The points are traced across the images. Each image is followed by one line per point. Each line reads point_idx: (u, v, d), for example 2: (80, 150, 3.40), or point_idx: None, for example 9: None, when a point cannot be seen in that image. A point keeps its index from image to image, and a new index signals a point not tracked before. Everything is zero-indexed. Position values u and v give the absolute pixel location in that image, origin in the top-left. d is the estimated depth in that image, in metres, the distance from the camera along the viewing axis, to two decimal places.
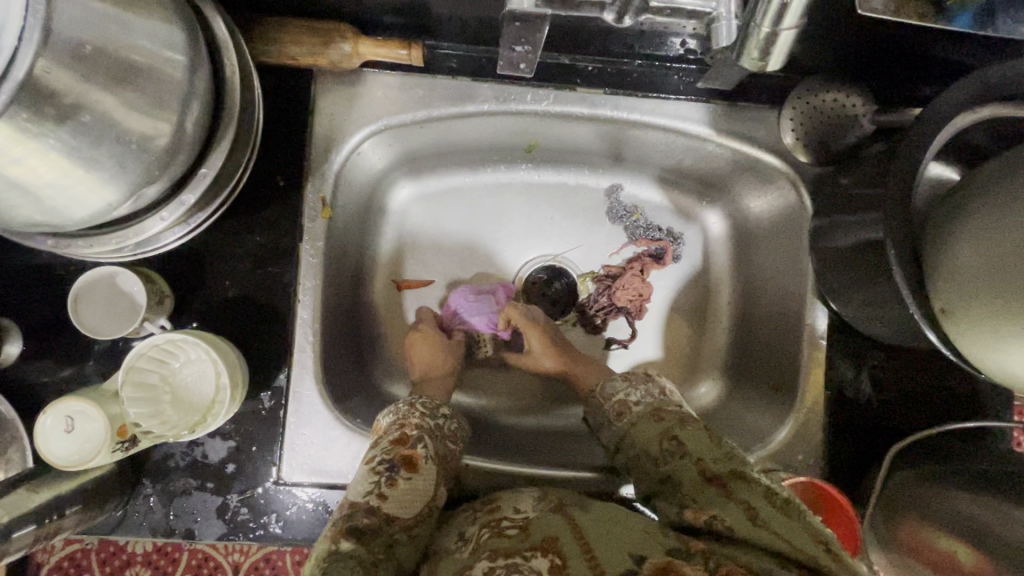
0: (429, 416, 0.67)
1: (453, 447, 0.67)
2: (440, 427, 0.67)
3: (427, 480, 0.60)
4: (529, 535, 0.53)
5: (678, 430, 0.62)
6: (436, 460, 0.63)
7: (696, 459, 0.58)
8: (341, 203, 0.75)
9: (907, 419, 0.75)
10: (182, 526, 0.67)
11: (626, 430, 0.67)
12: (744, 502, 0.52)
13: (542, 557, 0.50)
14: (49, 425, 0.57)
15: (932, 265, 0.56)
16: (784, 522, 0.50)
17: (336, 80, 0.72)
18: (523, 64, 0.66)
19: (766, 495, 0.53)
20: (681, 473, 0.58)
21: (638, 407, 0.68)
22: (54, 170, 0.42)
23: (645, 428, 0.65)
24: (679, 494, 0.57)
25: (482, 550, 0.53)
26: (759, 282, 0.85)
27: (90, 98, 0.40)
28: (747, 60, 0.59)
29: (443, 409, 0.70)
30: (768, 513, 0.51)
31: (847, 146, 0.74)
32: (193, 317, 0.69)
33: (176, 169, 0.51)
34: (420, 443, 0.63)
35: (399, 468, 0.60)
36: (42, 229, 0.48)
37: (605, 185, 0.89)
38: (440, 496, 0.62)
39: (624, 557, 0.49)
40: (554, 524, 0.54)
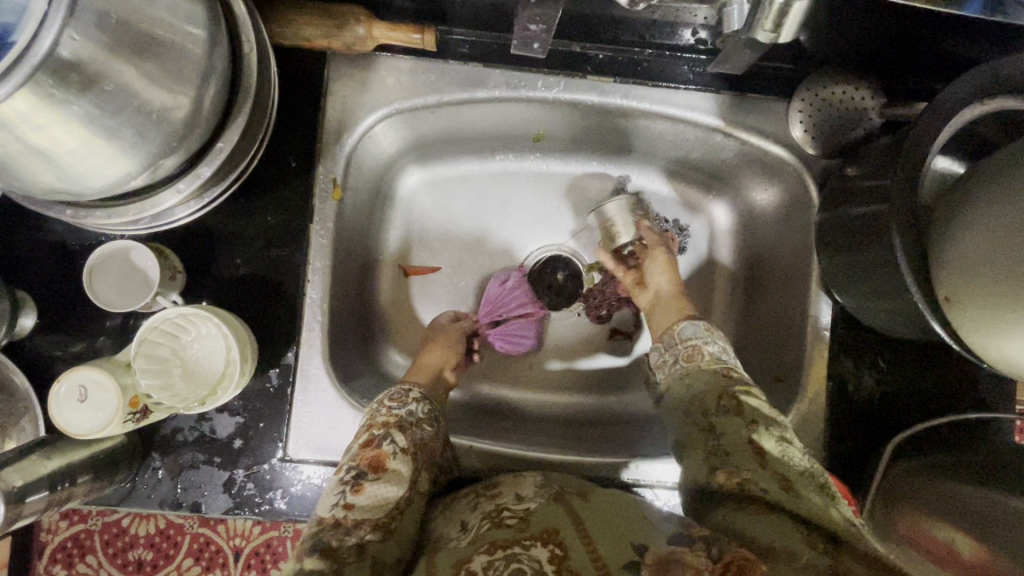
0: (398, 407, 0.66)
1: (429, 429, 0.67)
2: (409, 415, 0.66)
3: (398, 474, 0.61)
4: (529, 525, 0.54)
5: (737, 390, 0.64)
6: (407, 451, 0.63)
7: (749, 420, 0.61)
8: (351, 185, 0.76)
9: (907, 412, 0.75)
10: (189, 499, 0.68)
11: (687, 373, 0.69)
12: (781, 475, 0.56)
13: (542, 547, 0.51)
14: (62, 394, 0.58)
15: (941, 254, 0.56)
16: (813, 500, 0.53)
17: (349, 63, 0.73)
18: (536, 43, 0.67)
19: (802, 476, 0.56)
20: (729, 430, 0.61)
21: (708, 361, 0.69)
22: (76, 139, 0.42)
23: (704, 374, 0.68)
24: (712, 448, 0.60)
25: (479, 542, 0.54)
26: (763, 275, 0.86)
27: (111, 68, 0.41)
28: (760, 34, 0.57)
29: (413, 395, 0.69)
30: (805, 489, 0.54)
31: (854, 139, 0.75)
32: (204, 295, 0.70)
33: (193, 142, 0.51)
34: (384, 440, 0.62)
35: (366, 472, 0.60)
36: (60, 197, 0.48)
37: (612, 176, 0.90)
38: (421, 483, 0.63)
39: (625, 548, 0.50)
40: (554, 516, 0.55)
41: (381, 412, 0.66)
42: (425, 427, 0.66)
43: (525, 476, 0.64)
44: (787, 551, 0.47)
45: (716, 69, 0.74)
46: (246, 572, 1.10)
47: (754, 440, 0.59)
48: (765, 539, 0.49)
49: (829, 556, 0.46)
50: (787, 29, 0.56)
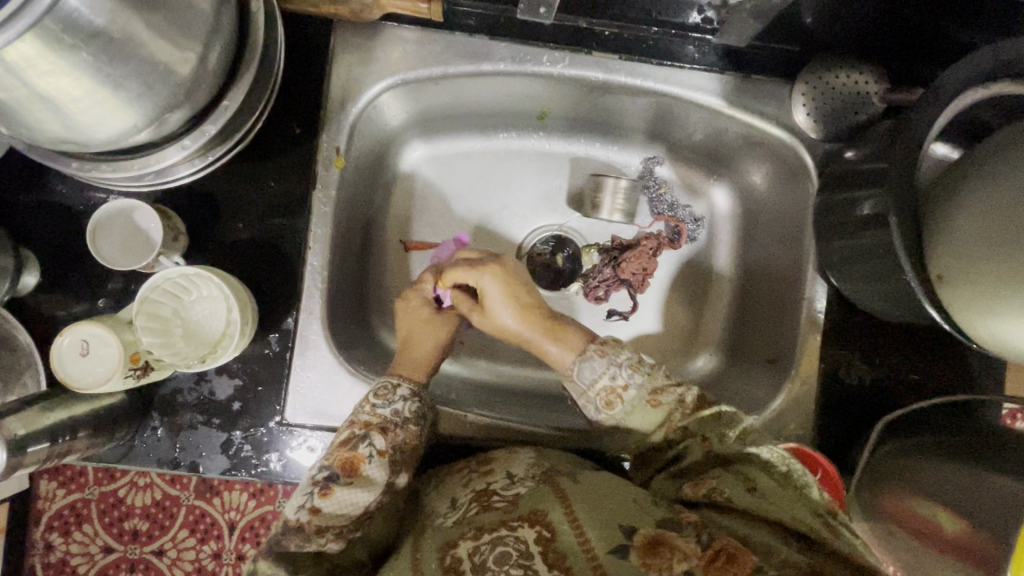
0: (384, 406, 0.65)
1: (416, 429, 0.66)
2: (394, 414, 0.65)
3: (374, 478, 0.61)
4: (516, 509, 0.56)
5: (681, 419, 0.64)
6: (383, 455, 0.62)
7: (703, 438, 0.62)
8: (355, 154, 0.76)
9: (896, 399, 0.76)
10: (187, 459, 0.69)
11: (622, 417, 0.66)
12: (744, 475, 0.57)
13: (528, 528, 0.53)
14: (65, 348, 0.59)
15: (937, 234, 0.56)
16: (785, 496, 0.54)
17: (355, 31, 0.73)
18: (543, 9, 0.70)
19: (768, 472, 0.57)
20: (689, 452, 0.62)
21: (629, 393, 0.65)
22: (83, 86, 0.43)
23: (646, 412, 0.65)
24: (679, 476, 0.61)
25: (466, 525, 0.57)
26: (760, 259, 0.87)
27: (121, 16, 0.41)
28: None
29: (400, 390, 0.67)
30: (768, 486, 0.55)
31: (857, 123, 0.75)
32: (207, 259, 0.70)
33: (199, 97, 0.52)
34: (362, 443, 0.62)
35: (338, 474, 0.60)
36: (66, 147, 0.49)
37: (614, 157, 0.91)
38: (401, 483, 0.63)
39: (614, 531, 0.51)
40: (541, 498, 0.56)
41: (366, 410, 0.65)
42: (408, 429, 0.64)
43: (517, 454, 0.67)
44: (766, 550, 0.49)
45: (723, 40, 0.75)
46: (239, 545, 1.11)
47: (709, 453, 0.61)
48: (740, 532, 0.51)
49: (807, 553, 0.49)
50: None
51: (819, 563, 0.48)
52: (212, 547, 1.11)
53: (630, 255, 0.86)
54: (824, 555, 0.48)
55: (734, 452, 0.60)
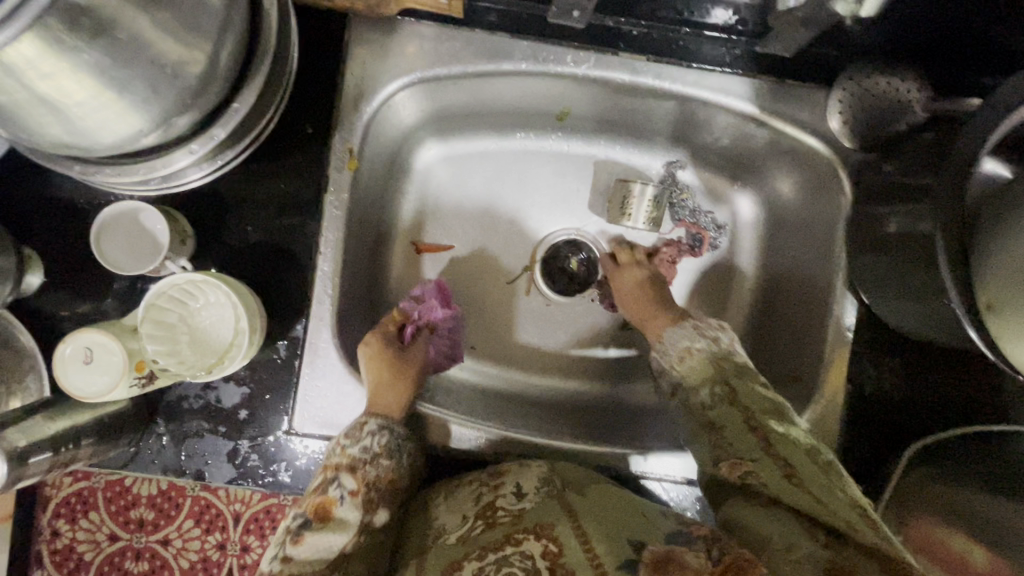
0: (352, 445, 0.64)
1: (388, 463, 0.64)
2: (364, 452, 0.63)
3: (347, 519, 0.60)
4: (522, 520, 0.57)
5: (735, 381, 0.64)
6: (355, 494, 0.61)
7: (746, 409, 0.62)
8: (368, 155, 0.73)
9: (925, 421, 0.73)
10: (193, 467, 0.68)
11: (687, 375, 0.68)
12: (785, 461, 0.56)
13: (534, 541, 0.54)
14: (69, 356, 0.57)
15: (988, 258, 0.53)
16: (823, 484, 0.53)
17: (371, 26, 0.70)
18: (575, 13, 0.68)
19: (808, 455, 0.57)
20: (730, 420, 0.62)
21: (699, 356, 0.68)
22: (85, 90, 0.40)
23: (705, 372, 0.67)
24: (721, 444, 0.61)
25: (469, 544, 0.57)
26: (784, 270, 0.84)
27: (126, 15, 0.38)
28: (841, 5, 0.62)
29: (368, 426, 0.65)
30: (808, 472, 0.55)
31: (895, 132, 0.70)
32: (214, 262, 0.68)
33: (208, 99, 0.49)
34: (332, 485, 0.61)
35: (310, 520, 0.59)
36: (68, 151, 0.46)
37: (635, 161, 0.88)
38: (378, 520, 0.62)
39: (624, 548, 0.51)
40: (548, 512, 0.57)
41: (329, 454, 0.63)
42: (381, 464, 0.63)
43: (529, 466, 0.66)
44: (787, 546, 0.49)
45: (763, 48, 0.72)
46: (244, 537, 1.10)
47: (756, 429, 0.60)
48: (763, 535, 0.51)
49: (829, 549, 0.48)
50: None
51: (843, 560, 0.46)
52: (217, 538, 1.10)
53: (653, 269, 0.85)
54: (852, 553, 0.47)
55: (777, 435, 0.58)
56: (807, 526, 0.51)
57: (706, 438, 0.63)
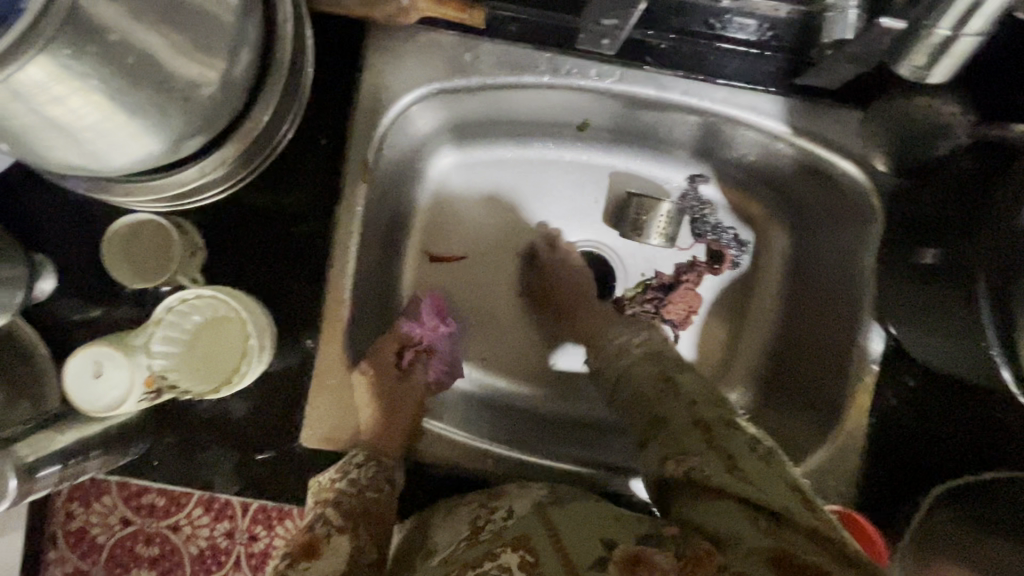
0: (340, 479, 0.64)
1: (376, 496, 0.63)
2: (350, 483, 0.63)
3: (336, 558, 0.57)
4: (505, 533, 0.55)
5: (672, 374, 0.66)
6: (343, 528, 0.59)
7: (689, 401, 0.61)
8: (383, 167, 0.71)
9: (949, 457, 0.70)
10: (200, 478, 0.67)
11: (627, 369, 0.70)
12: (726, 450, 0.55)
13: (511, 553, 0.51)
14: (77, 368, 0.56)
15: None
16: (764, 470, 0.53)
17: (390, 34, 0.68)
18: (607, 40, 0.64)
19: (750, 445, 0.56)
20: (674, 414, 0.61)
21: (637, 349, 0.71)
22: (95, 114, 0.38)
23: (643, 367, 0.68)
24: (666, 442, 0.58)
25: (453, 562, 0.54)
26: (808, 293, 0.81)
27: (137, 38, 0.37)
28: (906, 69, 0.56)
29: (356, 458, 0.66)
30: (749, 460, 0.54)
31: (935, 158, 0.65)
32: (225, 274, 0.67)
33: (220, 119, 0.48)
34: (317, 523, 0.59)
35: (297, 560, 0.56)
36: (80, 172, 0.45)
37: (655, 175, 0.85)
38: (367, 554, 0.58)
39: (594, 544, 0.50)
40: (531, 526, 0.54)
41: (315, 493, 0.64)
42: (370, 491, 0.63)
43: (530, 489, 0.63)
44: (734, 537, 0.47)
45: (804, 82, 0.68)
46: (252, 526, 1.06)
47: (699, 423, 0.58)
48: (731, 529, 0.48)
49: (772, 536, 0.47)
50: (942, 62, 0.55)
51: (788, 543, 0.46)
52: (225, 527, 1.06)
53: (674, 297, 0.84)
54: (794, 534, 0.47)
55: (719, 426, 0.58)
56: (764, 515, 0.48)
57: (653, 436, 0.61)
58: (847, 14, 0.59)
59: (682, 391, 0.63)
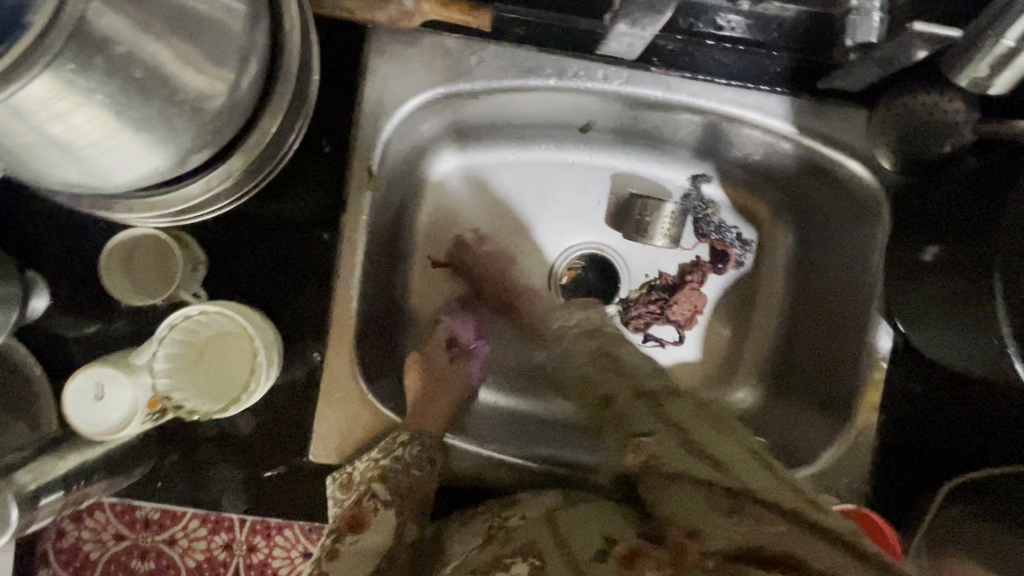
0: (384, 457, 0.64)
1: (419, 473, 0.64)
2: (396, 460, 0.63)
3: (382, 529, 0.59)
4: (513, 542, 0.52)
5: (610, 347, 0.65)
6: (388, 502, 0.60)
7: (631, 381, 0.60)
8: (386, 173, 0.70)
9: (957, 450, 0.71)
10: (206, 497, 0.65)
11: (567, 348, 0.69)
12: (675, 424, 0.55)
13: (520, 562, 0.48)
14: (77, 390, 0.54)
15: None
16: (719, 439, 0.53)
17: (392, 38, 0.66)
18: (627, 43, 0.63)
19: (692, 413, 0.56)
20: (619, 393, 0.60)
21: (576, 329, 0.70)
22: (101, 131, 0.37)
23: (584, 346, 0.67)
24: (624, 427, 0.57)
25: (462, 569, 0.52)
26: (813, 289, 0.82)
27: (146, 51, 0.35)
28: (964, 79, 0.56)
29: (401, 437, 0.65)
30: (701, 431, 0.54)
31: (939, 157, 0.65)
32: (227, 286, 0.65)
33: (227, 132, 0.46)
34: (366, 496, 0.60)
35: (344, 534, 0.58)
36: (81, 189, 0.43)
37: (659, 176, 0.85)
38: (406, 535, 0.60)
39: (594, 538, 0.48)
40: (536, 533, 0.51)
41: (359, 470, 0.63)
42: (411, 473, 0.63)
43: (547, 495, 0.61)
44: (701, 520, 0.46)
45: (827, 85, 0.68)
46: (251, 537, 1.03)
47: (642, 399, 0.58)
48: (696, 515, 0.47)
49: (736, 514, 0.45)
50: (1001, 80, 0.55)
51: (750, 519, 0.45)
52: (223, 538, 1.03)
53: (680, 295, 0.84)
54: (758, 506, 0.46)
55: (665, 403, 0.57)
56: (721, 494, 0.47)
57: (607, 420, 0.60)
58: (869, 18, 0.61)
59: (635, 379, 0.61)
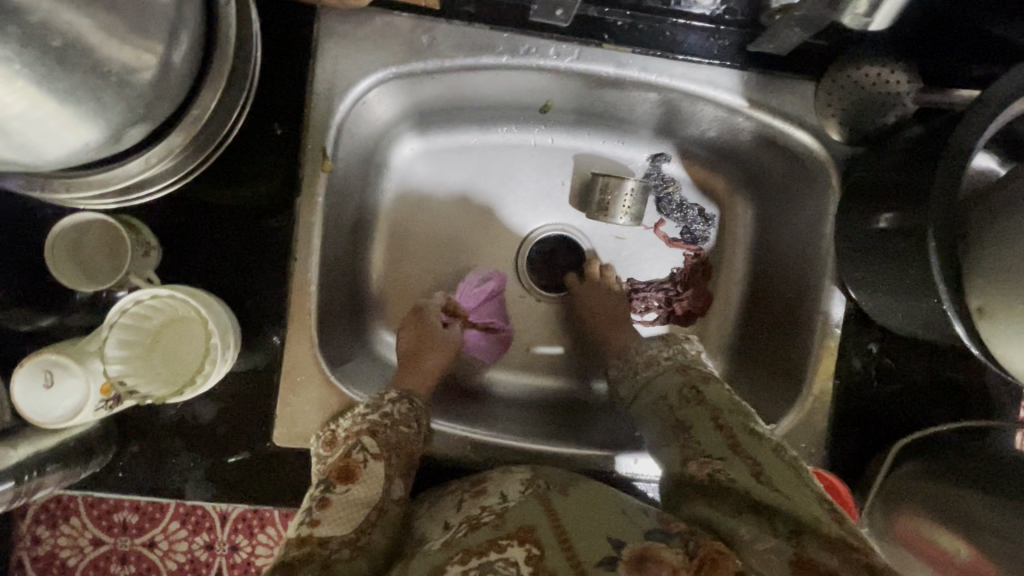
0: (373, 413, 0.64)
1: (408, 431, 0.64)
2: (384, 417, 0.63)
3: (371, 481, 0.58)
4: (504, 523, 0.52)
5: (700, 382, 0.61)
6: (379, 455, 0.60)
7: (713, 409, 0.58)
8: (342, 156, 0.69)
9: (909, 411, 0.73)
10: (170, 486, 0.65)
11: (651, 378, 0.67)
12: (752, 459, 0.52)
13: (518, 546, 0.50)
14: (26, 381, 0.54)
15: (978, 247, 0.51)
16: (791, 480, 0.50)
17: (342, 18, 0.66)
18: (560, 10, 0.65)
19: (770, 450, 0.53)
20: (698, 419, 0.58)
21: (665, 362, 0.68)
22: (24, 102, 0.36)
23: (670, 377, 0.65)
24: (687, 443, 0.56)
25: (454, 547, 0.52)
26: (772, 262, 0.83)
27: (60, 19, 0.35)
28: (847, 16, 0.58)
29: (388, 395, 0.67)
30: (772, 468, 0.51)
31: (886, 125, 0.68)
32: (183, 272, 0.65)
33: (163, 107, 0.46)
34: (355, 449, 0.60)
35: (334, 484, 0.57)
36: (12, 167, 0.42)
37: (620, 154, 0.86)
38: (394, 492, 0.60)
39: (602, 542, 0.49)
40: (529, 512, 0.53)
41: (342, 428, 0.63)
42: (401, 430, 0.63)
43: (514, 473, 0.61)
44: (754, 537, 0.46)
45: (754, 48, 0.69)
46: (233, 536, 1.02)
47: (720, 427, 0.56)
48: (733, 532, 0.48)
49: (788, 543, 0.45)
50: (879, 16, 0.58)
51: (807, 552, 0.44)
52: (204, 539, 1.02)
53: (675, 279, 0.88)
54: (818, 547, 0.44)
55: (745, 434, 0.55)
56: (759, 520, 0.47)
57: (674, 438, 0.58)
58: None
59: (703, 400, 0.59)
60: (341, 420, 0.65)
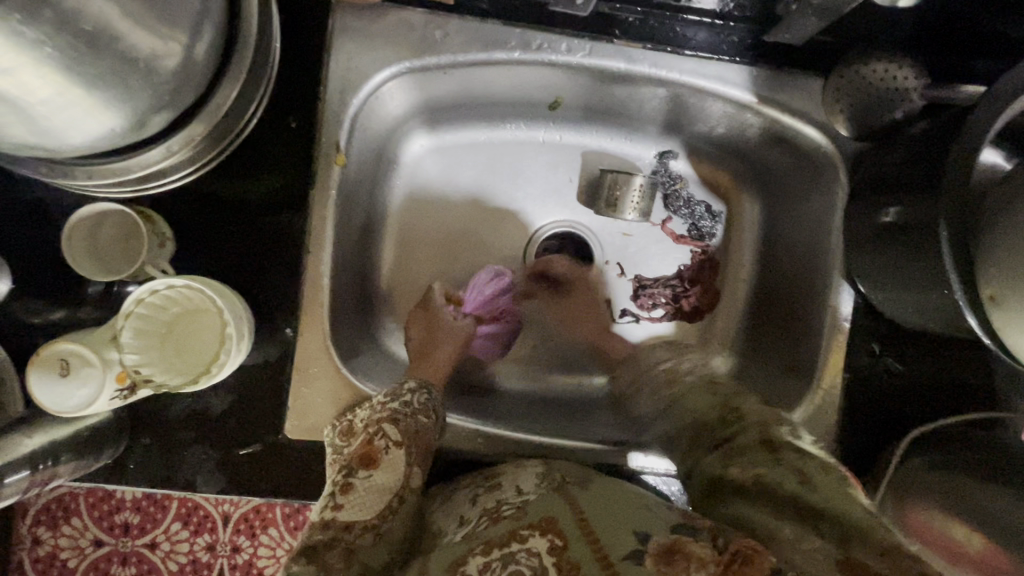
0: (392, 401, 0.64)
1: (426, 421, 0.63)
2: (405, 406, 0.63)
3: (391, 470, 0.58)
4: (526, 515, 0.52)
5: (737, 400, 0.60)
6: (399, 445, 0.59)
7: (760, 422, 0.56)
8: (355, 150, 0.70)
9: (917, 406, 0.74)
10: (180, 478, 0.65)
11: (683, 394, 0.66)
12: (793, 465, 0.49)
13: (540, 537, 0.49)
14: (42, 370, 0.54)
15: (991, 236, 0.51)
16: (831, 484, 0.47)
17: (356, 13, 0.66)
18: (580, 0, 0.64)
19: (809, 459, 0.50)
20: (743, 432, 0.55)
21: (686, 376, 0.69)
22: (51, 86, 0.36)
23: (703, 394, 0.64)
24: (732, 453, 0.54)
25: (475, 539, 0.52)
26: (779, 258, 0.84)
27: (91, 4, 0.35)
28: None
29: (408, 386, 0.66)
30: (814, 473, 0.48)
31: (893, 121, 0.68)
32: (196, 264, 0.65)
33: (184, 96, 0.46)
34: (378, 436, 0.59)
35: (355, 469, 0.57)
36: (34, 152, 0.43)
37: (628, 152, 0.87)
38: (414, 480, 0.59)
39: (626, 535, 0.46)
40: (552, 504, 0.52)
41: (360, 417, 0.63)
42: (421, 419, 0.62)
43: (525, 466, 0.62)
44: (798, 538, 0.43)
45: (771, 38, 0.69)
46: (235, 537, 1.01)
47: (764, 435, 0.53)
48: (770, 531, 0.44)
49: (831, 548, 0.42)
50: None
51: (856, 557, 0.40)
52: (207, 539, 1.01)
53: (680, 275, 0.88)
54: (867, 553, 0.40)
55: (787, 443, 0.52)
56: (803, 522, 0.44)
57: (713, 449, 0.56)
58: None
59: (748, 414, 0.57)
60: (360, 410, 0.65)
